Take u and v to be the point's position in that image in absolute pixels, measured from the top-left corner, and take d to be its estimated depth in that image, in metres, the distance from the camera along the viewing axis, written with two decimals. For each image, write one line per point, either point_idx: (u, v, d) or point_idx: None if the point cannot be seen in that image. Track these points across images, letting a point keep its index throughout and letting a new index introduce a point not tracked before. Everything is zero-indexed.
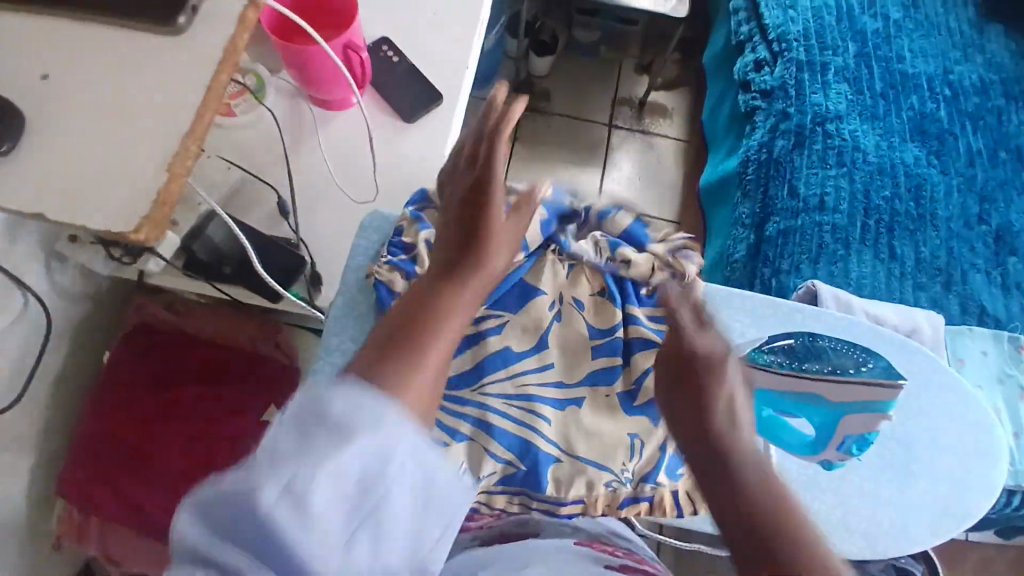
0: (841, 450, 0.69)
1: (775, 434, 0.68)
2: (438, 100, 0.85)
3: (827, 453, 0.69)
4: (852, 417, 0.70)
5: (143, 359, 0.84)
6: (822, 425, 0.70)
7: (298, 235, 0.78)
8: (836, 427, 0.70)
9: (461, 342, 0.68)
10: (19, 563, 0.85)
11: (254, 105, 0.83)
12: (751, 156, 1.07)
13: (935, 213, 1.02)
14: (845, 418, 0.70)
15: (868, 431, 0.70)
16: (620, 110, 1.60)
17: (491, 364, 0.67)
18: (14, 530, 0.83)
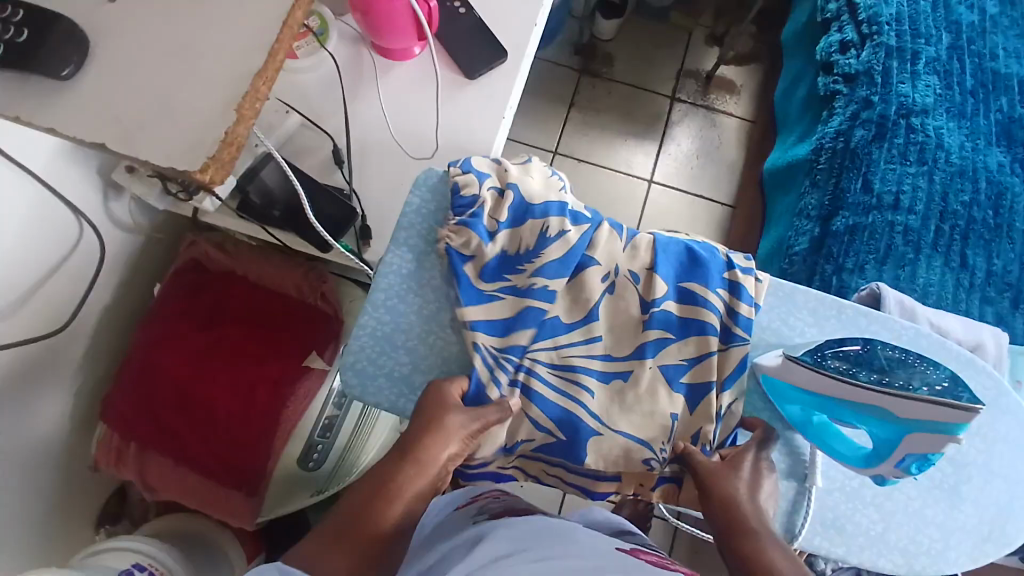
0: (899, 467, 0.60)
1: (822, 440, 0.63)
2: (503, 58, 0.82)
3: (882, 470, 0.61)
4: (916, 436, 0.58)
5: (192, 296, 0.86)
6: (879, 440, 0.61)
7: (351, 187, 0.78)
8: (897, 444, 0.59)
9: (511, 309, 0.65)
10: (64, 477, 0.89)
11: (315, 49, 0.80)
12: (825, 144, 1.01)
13: (1013, 224, 0.97)
14: (908, 437, 0.59)
15: (931, 453, 0.59)
16: (684, 82, 1.53)
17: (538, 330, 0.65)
18: (62, 445, 0.87)
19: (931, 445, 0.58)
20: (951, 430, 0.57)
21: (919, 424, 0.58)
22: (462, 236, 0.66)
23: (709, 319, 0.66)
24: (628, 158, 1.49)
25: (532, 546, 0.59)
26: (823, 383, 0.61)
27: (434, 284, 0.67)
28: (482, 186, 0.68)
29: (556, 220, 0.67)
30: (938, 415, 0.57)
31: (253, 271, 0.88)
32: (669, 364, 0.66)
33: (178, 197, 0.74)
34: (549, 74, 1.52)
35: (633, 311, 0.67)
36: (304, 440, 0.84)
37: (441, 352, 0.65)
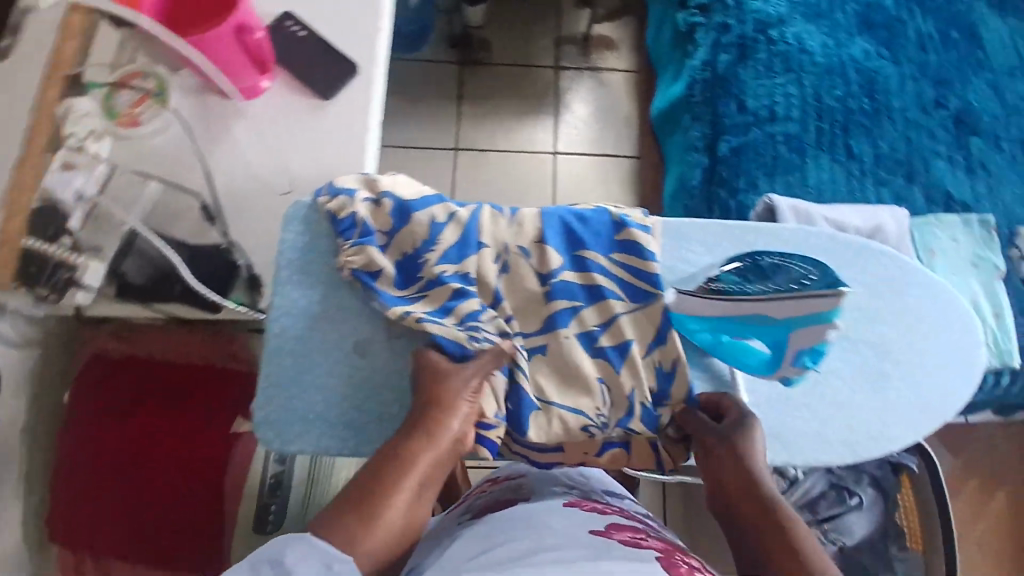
0: (796, 366, 0.64)
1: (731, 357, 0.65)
2: (353, 71, 0.80)
3: (783, 370, 0.65)
4: (801, 330, 0.63)
5: (101, 389, 0.84)
6: (773, 344, 0.65)
7: (228, 241, 0.76)
8: (789, 342, 0.64)
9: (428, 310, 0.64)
10: None
11: (158, 111, 0.79)
12: (696, 77, 1.01)
13: (890, 105, 1.00)
14: (795, 332, 0.64)
15: (818, 343, 0.63)
16: (564, 49, 1.53)
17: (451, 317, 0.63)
18: None
19: (817, 336, 0.63)
20: (829, 317, 0.62)
21: (801, 319, 0.63)
22: (352, 252, 0.65)
23: (602, 283, 0.66)
24: (528, 136, 1.48)
25: (500, 548, 0.56)
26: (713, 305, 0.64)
27: (329, 315, 0.65)
28: (354, 201, 0.66)
29: (439, 205, 0.67)
30: (816, 306, 0.63)
31: (156, 349, 0.88)
32: (583, 331, 0.66)
33: (50, 299, 0.72)
34: (430, 74, 1.50)
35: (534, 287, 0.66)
36: (255, 503, 0.82)
37: (353, 379, 0.64)
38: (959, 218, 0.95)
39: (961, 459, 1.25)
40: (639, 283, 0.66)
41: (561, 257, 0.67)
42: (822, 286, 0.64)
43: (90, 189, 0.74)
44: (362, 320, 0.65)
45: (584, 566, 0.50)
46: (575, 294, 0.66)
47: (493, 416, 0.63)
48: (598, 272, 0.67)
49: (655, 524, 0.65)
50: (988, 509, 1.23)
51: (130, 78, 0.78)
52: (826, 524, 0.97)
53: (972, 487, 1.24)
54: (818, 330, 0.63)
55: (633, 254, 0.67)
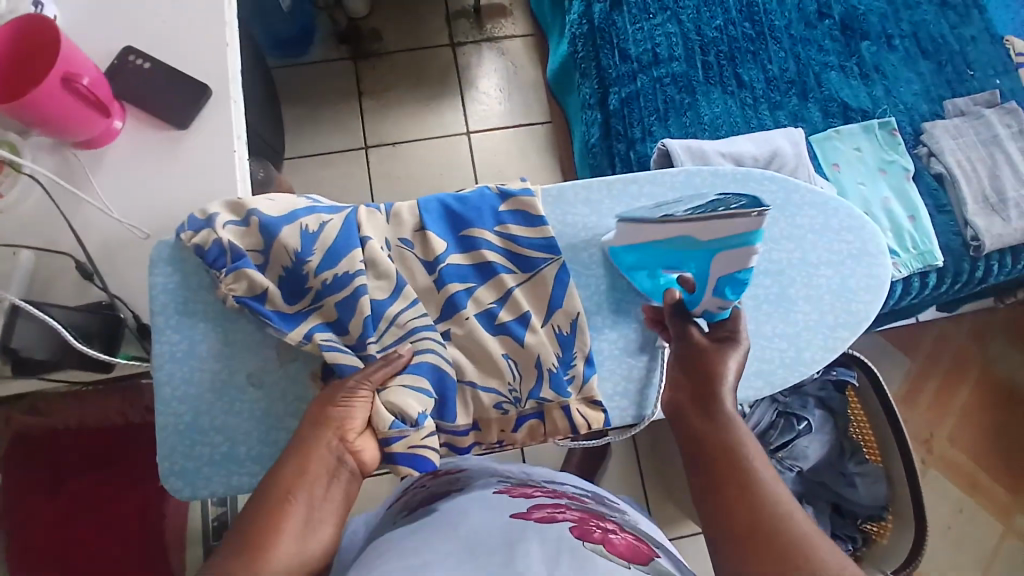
0: (717, 297, 0.59)
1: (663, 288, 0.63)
2: (208, 94, 0.77)
3: (707, 301, 0.59)
4: (723, 256, 0.56)
5: (25, 469, 0.81)
6: (698, 271, 0.59)
7: (111, 294, 0.73)
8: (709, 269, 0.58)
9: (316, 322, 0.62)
10: None
11: (16, 177, 0.74)
12: (576, 32, 1.00)
13: (773, 25, 0.98)
14: (717, 258, 0.57)
15: (739, 273, 0.57)
16: (457, 25, 1.49)
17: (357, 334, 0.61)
18: None
19: (737, 261, 0.56)
20: (752, 241, 0.54)
21: (722, 241, 0.55)
22: (231, 278, 0.62)
23: (491, 258, 0.65)
24: (439, 120, 1.44)
25: (409, 545, 0.52)
26: (637, 232, 0.62)
27: (215, 353, 0.63)
28: (216, 227, 0.62)
29: (310, 217, 0.64)
30: (733, 228, 0.54)
31: (76, 418, 0.82)
32: (481, 311, 0.64)
33: None
34: (325, 76, 1.44)
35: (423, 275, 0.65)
36: (201, 545, 0.84)
37: (252, 414, 0.62)
38: (857, 126, 0.95)
39: (916, 360, 1.27)
40: (527, 249, 0.66)
41: (446, 242, 0.66)
42: (743, 203, 0.54)
43: None
44: (251, 351, 0.63)
45: (494, 551, 0.47)
46: (467, 273, 0.65)
47: (390, 428, 0.57)
48: (486, 248, 0.66)
49: (582, 500, 0.61)
50: (951, 403, 1.26)
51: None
52: (781, 452, 0.94)
53: (931, 385, 1.26)
54: (735, 255, 0.55)
55: (518, 224, 0.67)
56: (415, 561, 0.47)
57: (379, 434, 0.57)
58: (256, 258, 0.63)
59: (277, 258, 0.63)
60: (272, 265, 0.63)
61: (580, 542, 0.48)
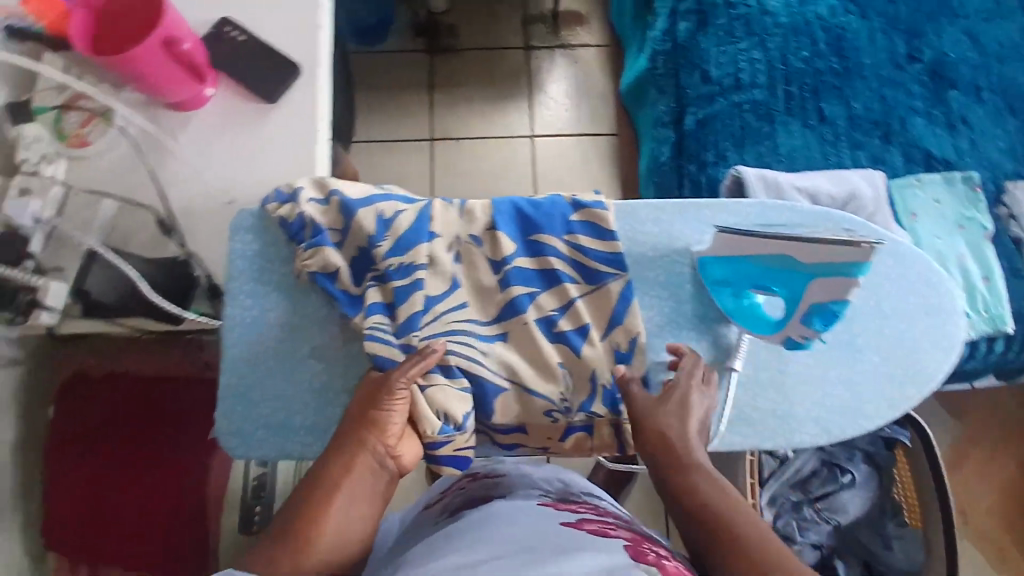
0: (805, 325, 0.62)
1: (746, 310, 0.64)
2: (298, 70, 0.79)
3: (791, 327, 0.63)
4: (819, 281, 0.61)
5: (79, 409, 0.85)
6: (789, 294, 0.63)
7: (187, 252, 0.75)
8: (804, 294, 0.62)
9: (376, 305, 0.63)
10: None
11: (106, 129, 0.78)
12: (657, 48, 0.99)
13: (861, 62, 0.96)
14: (814, 283, 0.62)
15: (834, 303, 0.61)
16: (533, 29, 1.50)
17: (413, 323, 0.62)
18: None
19: (836, 290, 0.60)
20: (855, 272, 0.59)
21: (825, 267, 0.60)
22: (310, 251, 0.64)
23: (557, 266, 0.65)
24: (504, 121, 1.45)
25: (461, 543, 0.54)
26: (734, 245, 0.63)
27: (283, 323, 0.65)
28: (301, 201, 0.65)
29: (387, 204, 0.65)
30: (842, 257, 0.59)
31: (135, 364, 0.88)
32: (542, 317, 0.65)
33: (16, 321, 0.72)
34: (398, 67, 1.47)
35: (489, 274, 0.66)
36: (239, 507, 0.87)
37: (310, 386, 0.64)
38: (939, 177, 0.92)
39: (963, 421, 1.23)
40: (595, 262, 0.65)
41: (513, 244, 0.66)
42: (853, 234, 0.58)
43: (45, 212, 0.73)
44: (317, 325, 0.65)
45: (545, 552, 0.48)
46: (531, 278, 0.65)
47: (437, 433, 0.60)
48: (553, 256, 0.66)
49: (628, 522, 0.63)
50: (994, 469, 1.21)
51: (75, 100, 0.78)
52: (819, 503, 0.95)
53: (975, 449, 1.22)
54: (837, 284, 0.60)
55: (587, 235, 0.66)
56: (469, 560, 0.49)
57: (426, 438, 0.60)
58: (335, 235, 0.65)
59: (351, 239, 0.64)
60: (346, 245, 0.65)
61: (634, 562, 0.48)
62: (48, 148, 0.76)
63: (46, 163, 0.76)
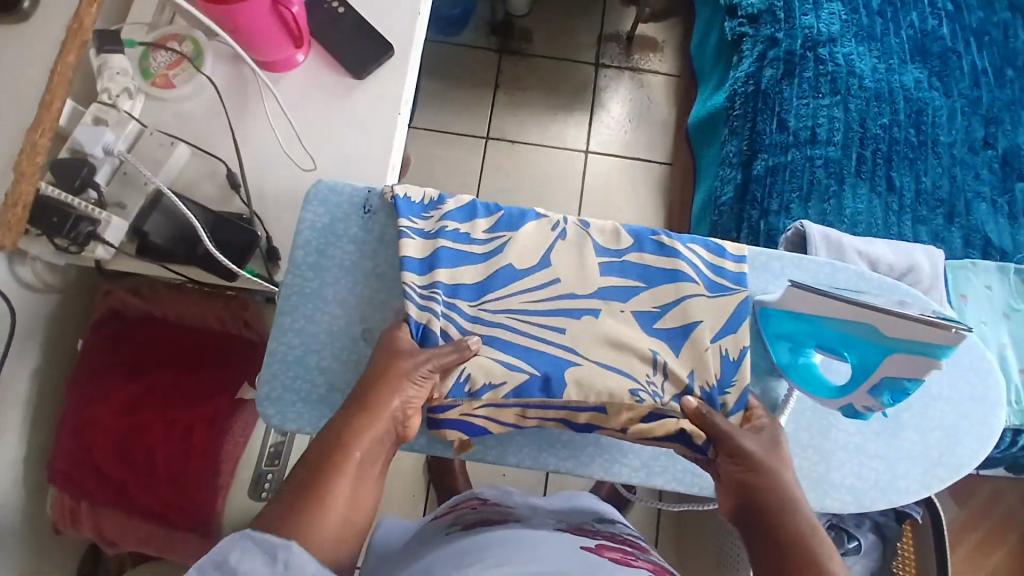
0: (871, 398, 0.60)
1: (806, 374, 0.63)
2: (390, 52, 0.80)
3: (854, 396, 0.61)
4: (895, 359, 0.57)
5: (113, 347, 0.83)
6: (858, 363, 0.59)
7: (251, 211, 0.76)
8: (873, 370, 0.59)
9: (467, 291, 0.63)
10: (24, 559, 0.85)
11: (192, 75, 0.79)
12: (738, 90, 1.02)
13: (937, 139, 0.97)
14: (888, 358, 0.58)
15: (907, 380, 0.58)
16: (606, 46, 1.50)
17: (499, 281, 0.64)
18: (12, 530, 0.82)
19: (909, 369, 0.57)
20: (936, 354, 0.55)
21: (902, 345, 0.56)
22: (431, 228, 0.66)
23: (684, 269, 0.66)
24: (561, 132, 1.45)
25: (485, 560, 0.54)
26: (808, 304, 0.61)
27: (340, 300, 0.66)
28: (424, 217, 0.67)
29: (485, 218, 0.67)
30: (921, 336, 0.55)
31: (175, 310, 0.88)
32: (644, 310, 0.64)
33: (70, 250, 0.72)
34: (466, 63, 1.48)
35: (599, 279, 0.65)
36: (250, 473, 0.83)
37: (357, 366, 0.64)
38: (994, 265, 0.91)
39: (968, 509, 1.18)
40: (727, 275, 0.66)
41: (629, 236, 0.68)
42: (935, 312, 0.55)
43: (117, 145, 0.74)
44: (374, 308, 0.65)
45: None
46: (626, 299, 0.65)
47: (412, 224, 0.66)
48: (681, 257, 0.66)
49: (640, 550, 0.64)
50: (983, 559, 1.15)
51: (167, 41, 0.80)
52: None
53: (973, 537, 1.16)
54: (914, 365, 0.57)
55: (710, 250, 0.67)
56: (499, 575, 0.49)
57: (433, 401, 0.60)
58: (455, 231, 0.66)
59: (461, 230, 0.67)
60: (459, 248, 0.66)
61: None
62: (130, 82, 0.77)
63: (127, 98, 0.76)
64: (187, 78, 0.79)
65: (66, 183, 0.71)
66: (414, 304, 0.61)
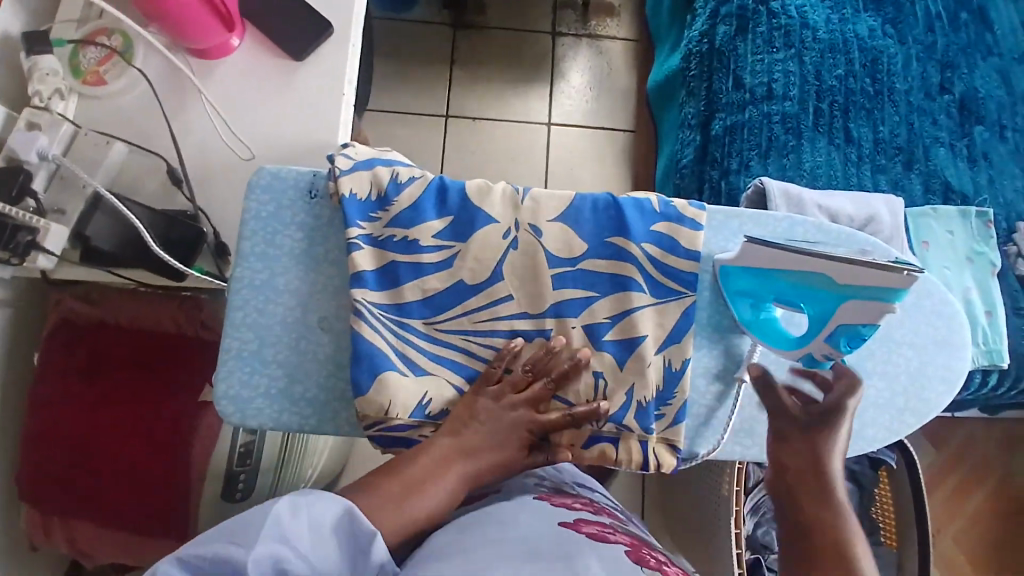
0: (828, 346, 0.60)
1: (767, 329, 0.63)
2: (329, 32, 0.78)
3: (813, 347, 0.61)
4: (849, 305, 0.57)
5: (67, 356, 0.80)
6: (815, 314, 0.60)
7: (196, 206, 0.74)
8: (829, 318, 0.59)
9: (416, 309, 0.63)
10: None
11: (125, 69, 0.76)
12: (693, 49, 1.00)
13: (893, 87, 0.96)
14: (844, 306, 0.58)
15: (862, 326, 0.58)
16: (563, 14, 1.47)
17: (444, 300, 0.63)
18: None
19: (865, 315, 0.57)
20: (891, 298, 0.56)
21: (856, 292, 0.57)
22: (380, 233, 0.64)
23: (633, 277, 0.64)
24: (523, 105, 1.43)
25: (462, 540, 0.52)
26: (765, 258, 0.61)
27: (293, 290, 0.64)
28: (367, 217, 0.64)
29: (437, 222, 0.64)
30: (875, 281, 0.56)
31: (126, 316, 0.84)
32: (593, 321, 0.64)
33: (12, 262, 0.69)
34: (421, 40, 1.44)
35: (549, 292, 0.64)
36: (222, 475, 0.81)
37: (315, 356, 0.63)
38: (955, 210, 0.91)
39: (943, 453, 1.20)
40: (678, 279, 0.64)
41: (575, 230, 0.65)
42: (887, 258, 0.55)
43: (53, 149, 0.70)
44: (328, 295, 0.64)
45: (553, 557, 0.48)
46: (577, 312, 0.64)
47: (356, 234, 0.63)
48: (631, 262, 0.65)
49: (619, 520, 0.64)
50: (961, 499, 1.18)
51: (95, 36, 0.76)
52: None
53: (951, 479, 1.19)
54: (870, 311, 0.57)
55: (665, 246, 0.65)
56: (470, 561, 0.48)
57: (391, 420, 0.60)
58: (399, 236, 0.64)
59: (406, 233, 0.64)
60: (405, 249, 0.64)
61: (638, 566, 0.51)
62: (63, 83, 0.73)
63: (59, 99, 0.73)
64: (119, 72, 0.76)
65: (4, 192, 0.67)
66: (367, 327, 0.61)
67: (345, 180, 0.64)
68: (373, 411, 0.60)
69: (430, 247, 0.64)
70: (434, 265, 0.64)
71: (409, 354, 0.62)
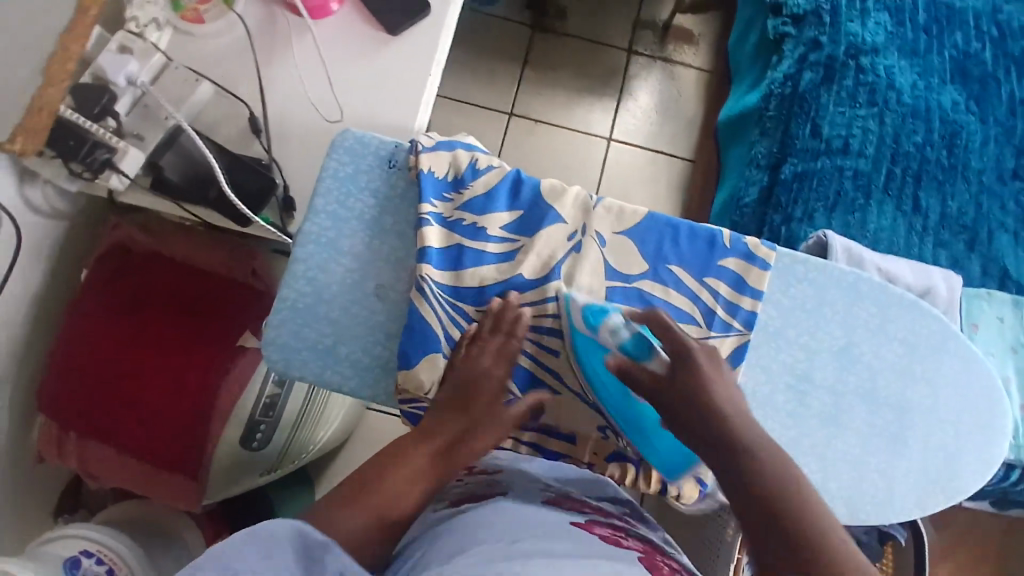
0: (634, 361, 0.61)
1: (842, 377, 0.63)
2: (427, 11, 0.78)
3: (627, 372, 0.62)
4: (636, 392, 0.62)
5: (117, 279, 0.82)
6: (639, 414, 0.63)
7: (270, 156, 0.75)
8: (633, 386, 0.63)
9: (474, 293, 0.63)
10: (9, 480, 0.84)
11: (224, 11, 0.77)
12: (774, 90, 1.00)
13: (968, 163, 0.95)
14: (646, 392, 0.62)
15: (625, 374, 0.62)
16: (641, 34, 1.47)
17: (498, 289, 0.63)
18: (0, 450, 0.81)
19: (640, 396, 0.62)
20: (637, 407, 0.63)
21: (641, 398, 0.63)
22: (451, 214, 0.65)
23: (688, 308, 0.64)
24: (586, 116, 1.43)
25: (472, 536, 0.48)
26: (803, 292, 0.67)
27: (355, 253, 0.64)
28: (440, 199, 0.65)
29: (507, 214, 0.65)
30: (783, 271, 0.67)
31: (181, 249, 0.86)
32: None
33: (84, 176, 0.70)
34: (498, 34, 1.45)
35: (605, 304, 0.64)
36: (243, 424, 0.81)
37: (366, 323, 0.63)
38: (1009, 296, 0.89)
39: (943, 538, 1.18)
40: (739, 316, 0.64)
41: (638, 246, 0.66)
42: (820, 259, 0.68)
43: (141, 76, 0.72)
44: (390, 266, 0.64)
45: (570, 556, 0.46)
46: None
47: (427, 213, 0.64)
48: (687, 291, 0.65)
49: (626, 523, 0.61)
50: None
51: None
52: None
53: (948, 565, 1.17)
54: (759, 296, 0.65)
55: (728, 282, 0.65)
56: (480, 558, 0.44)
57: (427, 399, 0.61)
58: (469, 221, 0.64)
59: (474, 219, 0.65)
60: (472, 234, 0.64)
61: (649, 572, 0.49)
62: (160, 14, 0.76)
63: (154, 29, 0.75)
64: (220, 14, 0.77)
65: (86, 108, 0.68)
66: (423, 304, 0.61)
67: (428, 158, 0.65)
68: (414, 387, 0.60)
69: (498, 237, 0.64)
70: (498, 257, 0.64)
71: (457, 336, 0.62)
